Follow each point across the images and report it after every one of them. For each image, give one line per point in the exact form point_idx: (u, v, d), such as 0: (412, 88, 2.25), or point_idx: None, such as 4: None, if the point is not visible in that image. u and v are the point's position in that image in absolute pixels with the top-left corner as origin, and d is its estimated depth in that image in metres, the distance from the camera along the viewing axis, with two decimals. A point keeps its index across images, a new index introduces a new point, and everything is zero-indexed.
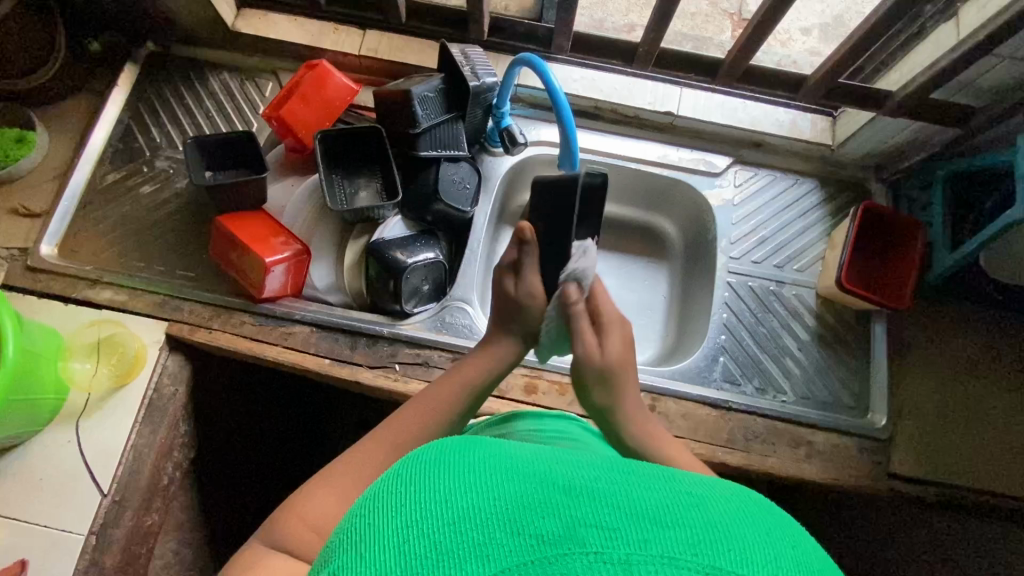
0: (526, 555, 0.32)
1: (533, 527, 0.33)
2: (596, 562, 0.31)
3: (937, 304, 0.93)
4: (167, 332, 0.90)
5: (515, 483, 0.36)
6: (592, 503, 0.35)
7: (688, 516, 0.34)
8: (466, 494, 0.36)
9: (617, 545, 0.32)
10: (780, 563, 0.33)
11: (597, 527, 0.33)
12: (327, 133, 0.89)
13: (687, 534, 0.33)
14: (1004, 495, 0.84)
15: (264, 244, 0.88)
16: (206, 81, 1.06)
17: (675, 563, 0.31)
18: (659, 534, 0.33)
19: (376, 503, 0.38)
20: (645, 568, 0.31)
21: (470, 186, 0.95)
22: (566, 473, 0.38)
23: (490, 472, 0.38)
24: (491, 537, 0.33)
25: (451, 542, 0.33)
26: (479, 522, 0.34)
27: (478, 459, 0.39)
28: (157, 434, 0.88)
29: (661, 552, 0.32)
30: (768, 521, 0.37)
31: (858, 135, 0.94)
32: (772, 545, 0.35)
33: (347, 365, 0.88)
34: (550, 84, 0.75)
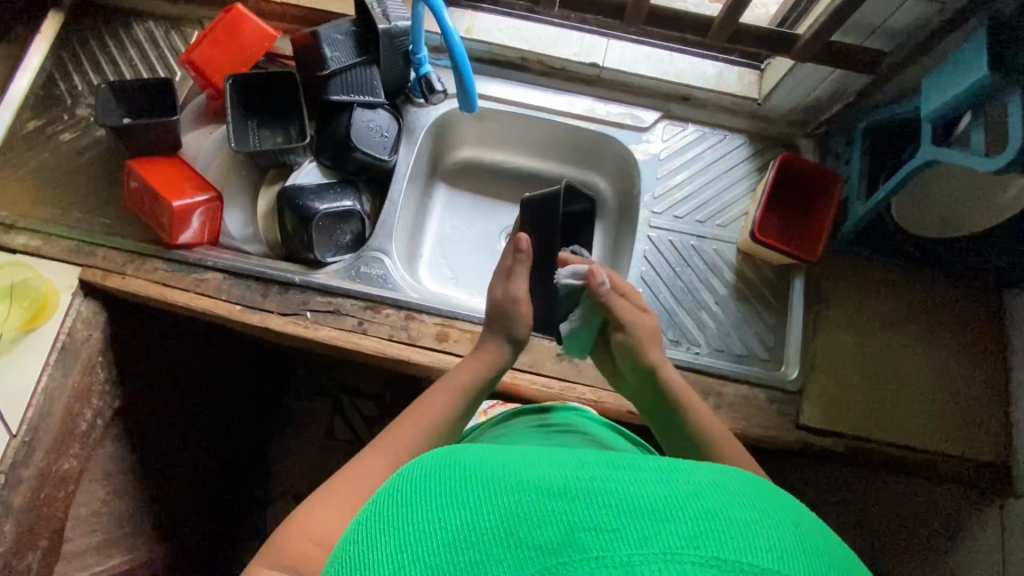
0: (527, 567, 0.31)
1: (529, 539, 0.32)
2: (597, 566, 0.31)
3: (856, 259, 0.92)
4: (80, 277, 0.90)
5: (508, 490, 0.35)
6: (588, 503, 0.33)
7: (686, 507, 0.33)
8: (461, 511, 0.35)
9: (618, 545, 0.31)
10: (784, 546, 0.32)
11: (596, 529, 0.32)
12: (238, 77, 0.88)
13: (688, 527, 0.32)
14: (912, 448, 0.84)
15: (173, 188, 0.88)
16: (130, 29, 1.04)
17: (678, 560, 0.30)
18: (660, 531, 0.31)
19: (370, 530, 0.37)
20: (647, 567, 0.30)
21: (390, 135, 0.94)
22: (560, 473, 0.36)
23: (481, 485, 0.36)
24: (489, 553, 0.32)
25: (450, 565, 0.32)
26: (475, 538, 0.33)
27: (468, 473, 0.38)
28: (69, 377, 0.89)
29: (661, 549, 0.30)
30: (769, 505, 0.35)
31: (781, 87, 0.93)
32: (778, 528, 0.33)
33: (258, 311, 0.88)
34: (444, 22, 0.74)
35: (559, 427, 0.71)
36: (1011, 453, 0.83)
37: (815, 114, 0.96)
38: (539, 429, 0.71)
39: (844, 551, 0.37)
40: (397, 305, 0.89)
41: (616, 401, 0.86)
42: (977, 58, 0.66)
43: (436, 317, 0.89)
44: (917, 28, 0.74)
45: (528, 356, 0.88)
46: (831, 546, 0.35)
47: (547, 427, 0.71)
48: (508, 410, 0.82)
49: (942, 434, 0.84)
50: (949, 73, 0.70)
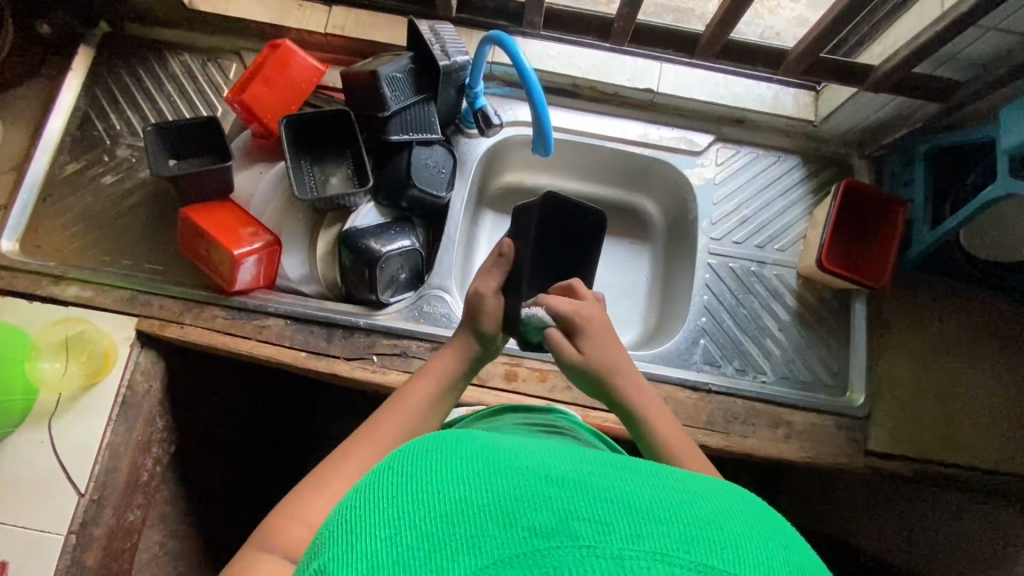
0: (517, 547, 0.30)
1: (521, 519, 0.31)
2: (587, 556, 0.29)
3: (918, 282, 0.92)
4: (137, 327, 0.88)
5: (505, 471, 0.34)
6: (585, 495, 0.32)
7: (684, 513, 0.32)
8: (456, 484, 0.34)
9: (611, 538, 0.30)
10: (776, 565, 0.31)
11: (590, 520, 0.31)
12: (293, 118, 0.85)
13: (682, 531, 0.31)
14: (978, 469, 0.86)
15: (231, 235, 0.85)
16: (166, 63, 1.01)
17: (668, 561, 0.29)
18: (657, 531, 0.31)
19: (365, 495, 0.36)
20: (637, 563, 0.29)
21: (445, 170, 0.91)
22: (557, 465, 0.36)
23: (479, 464, 0.35)
24: (478, 527, 0.31)
25: (440, 536, 0.31)
26: (469, 512, 0.32)
27: (468, 451, 0.37)
28: (132, 431, 0.87)
29: (654, 548, 0.30)
30: (765, 525, 0.34)
31: (841, 110, 0.92)
32: (770, 547, 0.32)
33: (324, 357, 0.86)
34: (519, 64, 0.72)
35: (550, 426, 0.70)
36: None
37: (875, 136, 0.95)
38: (530, 427, 0.69)
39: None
40: None
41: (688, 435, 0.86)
42: None
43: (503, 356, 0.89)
44: (995, 60, 0.73)
45: None
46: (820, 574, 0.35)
47: (535, 425, 0.69)
48: (501, 403, 0.81)
49: (1007, 456, 0.86)
50: None
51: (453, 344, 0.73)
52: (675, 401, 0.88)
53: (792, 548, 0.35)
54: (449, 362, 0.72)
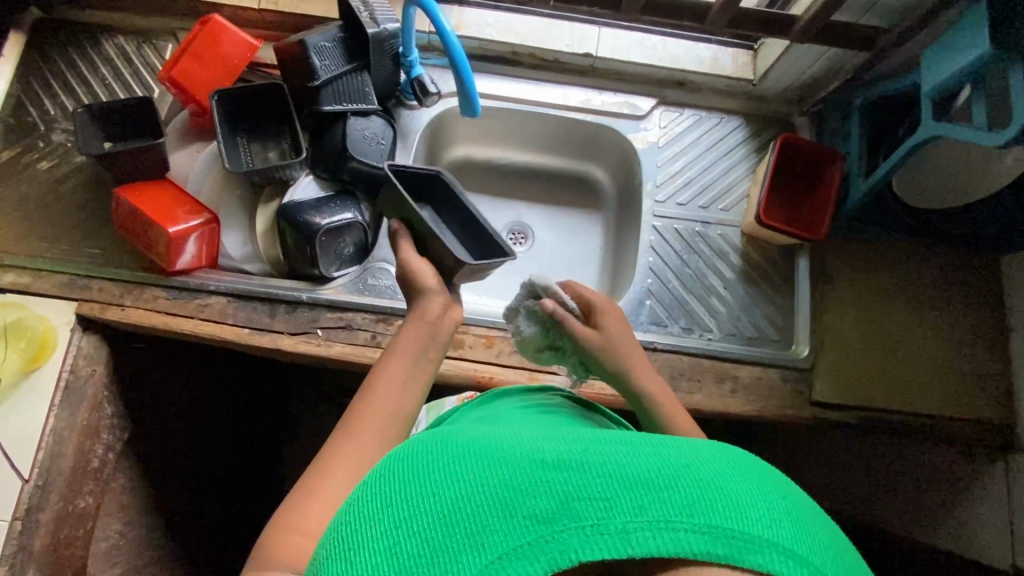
0: (522, 536, 0.34)
1: (522, 509, 0.35)
2: (590, 534, 0.33)
3: (859, 235, 0.93)
4: (77, 312, 0.87)
5: (503, 465, 0.37)
6: (581, 476, 0.35)
7: (679, 476, 0.35)
8: (456, 486, 0.37)
9: (613, 516, 0.34)
10: (777, 514, 0.34)
11: (589, 500, 0.34)
12: (224, 92, 0.85)
13: (682, 496, 0.34)
14: (920, 414, 0.87)
15: (166, 213, 0.84)
16: (100, 46, 0.99)
17: (672, 528, 0.33)
18: (653, 500, 0.34)
19: (370, 506, 0.39)
20: (641, 535, 0.33)
21: (386, 141, 0.91)
22: (557, 447, 0.39)
23: (479, 463, 0.38)
24: (483, 524, 0.34)
25: (445, 536, 0.35)
26: (473, 511, 0.35)
27: (467, 451, 0.40)
28: (77, 416, 0.86)
29: (655, 517, 0.33)
30: (756, 472, 0.37)
31: (776, 67, 0.93)
32: (768, 497, 0.35)
33: (267, 333, 0.86)
34: (439, 27, 0.72)
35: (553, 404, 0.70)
36: (1013, 411, 0.87)
37: (813, 92, 0.95)
38: (531, 406, 0.70)
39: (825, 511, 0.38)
40: (408, 316, 0.88)
41: None
42: (977, 29, 0.66)
43: None
44: (915, 4, 0.74)
45: None
46: (818, 515, 0.37)
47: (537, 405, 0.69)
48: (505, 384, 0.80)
49: (948, 400, 0.88)
50: (949, 47, 0.70)
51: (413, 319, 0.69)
52: None
53: (789, 492, 0.37)
54: (414, 338, 0.68)
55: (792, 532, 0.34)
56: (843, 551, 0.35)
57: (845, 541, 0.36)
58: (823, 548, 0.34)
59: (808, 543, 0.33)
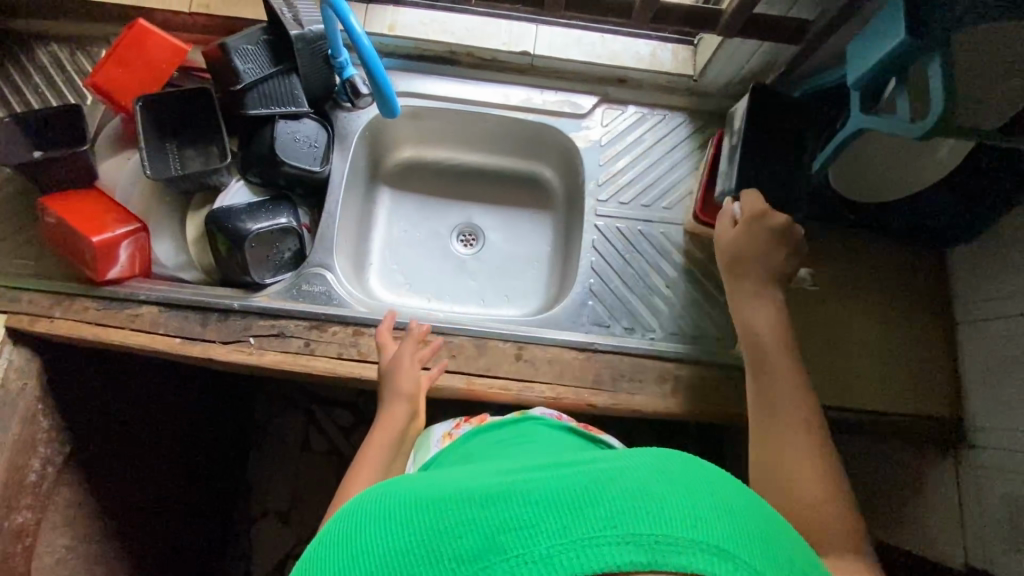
0: None
1: (448, 551, 0.33)
2: (516, 565, 0.31)
3: (802, 230, 0.92)
4: (5, 325, 0.86)
5: (431, 510, 0.36)
6: (507, 504, 0.34)
7: (603, 490, 0.34)
8: (385, 540, 0.35)
9: (538, 541, 0.32)
10: (705, 518, 0.33)
11: (514, 529, 0.32)
12: (148, 98, 0.84)
13: (607, 509, 0.33)
14: (866, 411, 0.86)
15: (91, 224, 0.83)
16: (32, 54, 0.98)
17: (596, 544, 0.31)
18: (577, 518, 0.32)
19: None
20: (567, 558, 0.31)
21: (319, 144, 0.90)
22: (485, 483, 0.37)
23: (407, 510, 0.37)
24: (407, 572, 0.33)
25: None
26: (398, 562, 0.34)
27: (399, 501, 0.38)
28: (7, 430, 0.86)
29: (581, 536, 0.32)
30: (688, 475, 0.36)
31: (714, 62, 0.91)
32: (695, 498, 0.34)
33: (197, 342, 0.84)
34: (350, 28, 0.71)
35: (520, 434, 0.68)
36: (959, 405, 0.85)
37: (753, 86, 0.94)
38: (500, 443, 0.67)
39: (762, 504, 0.38)
40: (343, 322, 0.87)
41: (574, 396, 0.85)
42: (897, 17, 0.65)
43: (385, 329, 0.87)
44: None
45: (483, 359, 0.87)
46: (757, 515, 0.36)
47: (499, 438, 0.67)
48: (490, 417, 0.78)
49: (892, 396, 0.86)
50: (872, 36, 0.69)
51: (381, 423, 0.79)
52: (561, 363, 0.87)
53: (723, 490, 0.36)
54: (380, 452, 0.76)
55: (723, 531, 0.33)
56: (785, 549, 0.35)
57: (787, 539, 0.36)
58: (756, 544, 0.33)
59: (738, 539, 0.33)
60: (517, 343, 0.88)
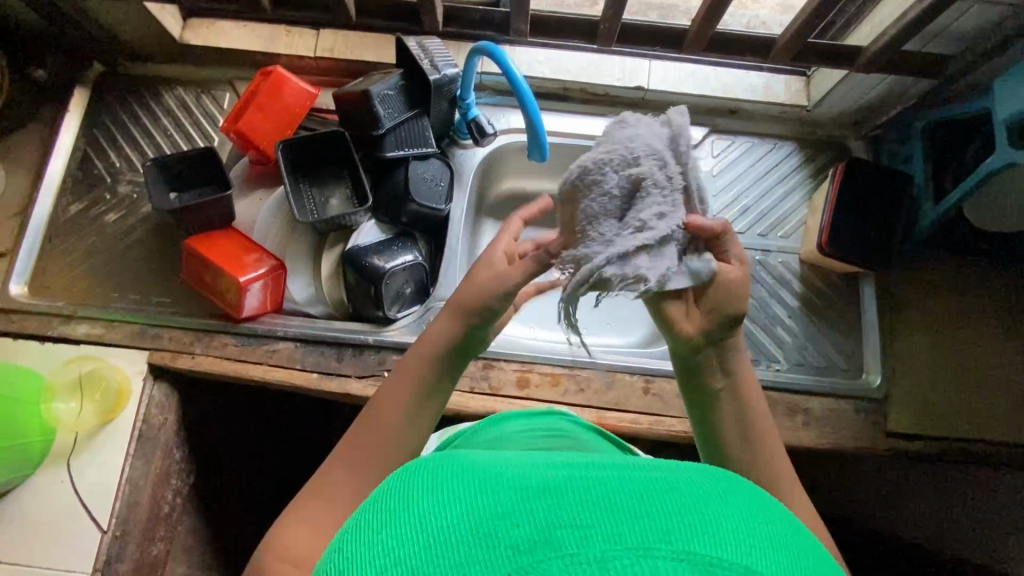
0: (502, 567, 0.30)
1: (506, 536, 0.32)
2: (571, 563, 0.29)
3: (926, 258, 0.91)
4: (148, 360, 0.88)
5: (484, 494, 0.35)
6: (564, 502, 0.33)
7: (661, 502, 0.33)
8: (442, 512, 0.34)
9: (594, 542, 0.30)
10: (758, 540, 0.32)
11: (572, 528, 0.31)
12: (289, 142, 0.87)
13: (664, 521, 0.31)
14: (1008, 444, 0.84)
15: (235, 263, 0.86)
16: (159, 97, 1.01)
17: (650, 555, 0.29)
18: (633, 524, 0.31)
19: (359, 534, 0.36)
20: (619, 561, 0.29)
21: (443, 183, 0.92)
22: (543, 474, 0.36)
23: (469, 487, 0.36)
24: (471, 553, 0.31)
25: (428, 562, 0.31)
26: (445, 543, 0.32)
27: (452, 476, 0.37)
28: (151, 464, 0.87)
29: (634, 544, 0.30)
30: (742, 503, 0.35)
31: (833, 94, 0.92)
32: (751, 525, 0.33)
33: (335, 377, 0.87)
34: (509, 71, 0.74)
35: (553, 431, 0.71)
36: None
37: (869, 117, 0.95)
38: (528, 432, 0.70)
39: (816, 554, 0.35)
40: (473, 356, 0.88)
41: None
42: None
43: (514, 363, 0.88)
44: (986, 31, 0.73)
45: (612, 393, 0.87)
46: (769, 538, 0.33)
47: (536, 429, 0.70)
48: (489, 416, 0.78)
49: None
50: None
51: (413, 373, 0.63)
52: None
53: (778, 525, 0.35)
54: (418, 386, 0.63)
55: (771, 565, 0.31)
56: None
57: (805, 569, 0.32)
58: (759, 564, 0.31)
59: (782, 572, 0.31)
60: (644, 376, 0.88)
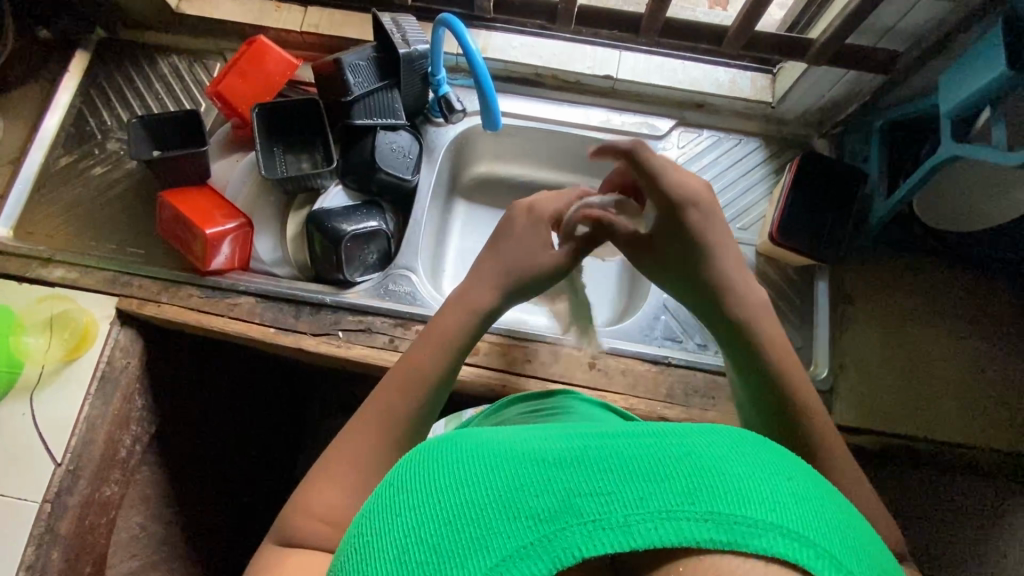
0: (524, 537, 0.30)
1: (526, 506, 0.31)
2: (593, 530, 0.30)
3: (880, 256, 0.92)
4: (117, 306, 0.92)
5: (501, 467, 0.34)
6: (584, 469, 0.32)
7: (681, 465, 0.32)
8: (460, 487, 0.33)
9: (615, 508, 0.31)
10: (784, 498, 0.31)
11: (592, 494, 0.31)
12: (264, 106, 0.91)
13: (684, 483, 0.31)
14: (947, 442, 0.84)
15: (206, 217, 0.90)
16: (154, 63, 1.07)
17: (675, 517, 0.30)
18: (654, 490, 0.31)
19: (374, 521, 0.35)
20: (644, 527, 0.30)
21: (412, 155, 0.96)
22: (559, 445, 0.35)
23: (483, 461, 0.35)
24: (492, 526, 0.31)
25: (446, 543, 0.31)
26: (471, 515, 0.32)
27: (466, 451, 0.37)
28: (109, 405, 0.90)
29: (658, 508, 0.30)
30: (767, 458, 0.34)
31: (795, 90, 0.94)
32: (777, 482, 0.32)
33: (291, 333, 0.90)
34: (466, 46, 0.77)
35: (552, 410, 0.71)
36: None
37: (829, 116, 0.97)
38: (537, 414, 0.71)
39: (849, 505, 0.35)
40: (426, 322, 0.91)
41: (647, 407, 0.86)
42: (991, 51, 0.67)
43: None
44: (931, 28, 0.76)
45: (557, 366, 0.89)
46: (793, 492, 0.32)
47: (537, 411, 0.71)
48: (500, 401, 0.82)
49: (975, 427, 0.84)
50: (967, 68, 0.71)
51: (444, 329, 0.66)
52: (635, 374, 0.89)
53: (802, 475, 0.34)
54: (447, 333, 0.66)
55: (802, 518, 0.31)
56: (869, 540, 0.33)
57: (832, 520, 0.32)
58: (790, 519, 0.30)
59: (816, 526, 0.31)
60: (591, 352, 0.90)
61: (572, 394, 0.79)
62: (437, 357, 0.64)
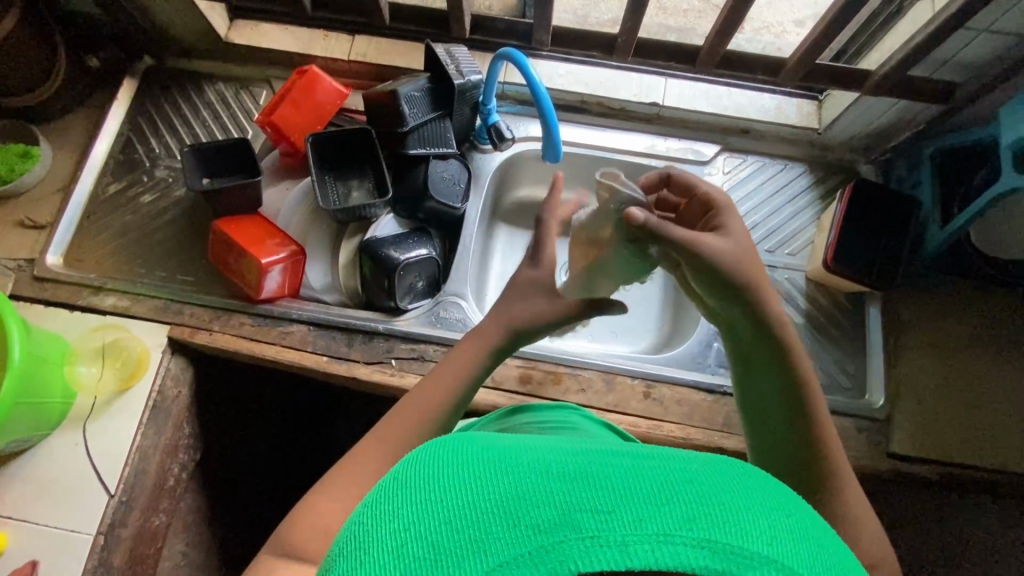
0: (521, 546, 0.28)
1: (526, 515, 0.29)
2: (590, 547, 0.28)
3: (931, 281, 0.92)
4: (168, 335, 0.92)
5: (502, 473, 0.32)
6: (586, 484, 0.30)
7: (683, 489, 0.30)
8: (460, 490, 0.31)
9: (614, 526, 0.28)
10: (779, 534, 0.30)
11: (592, 511, 0.29)
12: (319, 135, 0.91)
13: (685, 509, 0.29)
14: (1010, 472, 0.83)
15: (259, 245, 0.90)
16: (201, 91, 1.08)
17: (671, 542, 0.28)
18: (655, 512, 0.29)
19: (375, 517, 0.33)
20: (640, 549, 0.28)
21: (461, 183, 0.97)
22: (560, 456, 0.33)
23: (484, 464, 0.33)
24: (489, 532, 0.29)
25: (446, 543, 0.29)
26: (470, 518, 0.30)
27: (470, 453, 0.34)
28: (162, 434, 0.90)
29: (656, 531, 0.28)
30: (767, 493, 0.32)
31: (844, 117, 0.95)
32: (774, 519, 0.31)
33: (344, 362, 0.89)
34: (530, 78, 0.78)
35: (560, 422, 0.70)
36: None
37: (878, 142, 0.97)
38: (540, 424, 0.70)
39: (846, 550, 0.34)
40: None
41: (703, 437, 0.86)
42: None
43: (517, 359, 0.90)
44: (992, 59, 0.76)
45: (612, 395, 0.88)
46: (788, 528, 0.31)
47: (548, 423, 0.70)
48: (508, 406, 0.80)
49: None
50: None
51: (472, 344, 0.66)
52: (689, 404, 0.88)
53: (799, 515, 0.33)
54: (467, 359, 0.65)
55: (798, 557, 0.29)
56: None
57: (822, 559, 0.30)
58: (784, 555, 0.29)
59: (810, 566, 0.29)
60: (644, 381, 0.89)
61: (581, 409, 0.78)
62: (461, 387, 0.64)
